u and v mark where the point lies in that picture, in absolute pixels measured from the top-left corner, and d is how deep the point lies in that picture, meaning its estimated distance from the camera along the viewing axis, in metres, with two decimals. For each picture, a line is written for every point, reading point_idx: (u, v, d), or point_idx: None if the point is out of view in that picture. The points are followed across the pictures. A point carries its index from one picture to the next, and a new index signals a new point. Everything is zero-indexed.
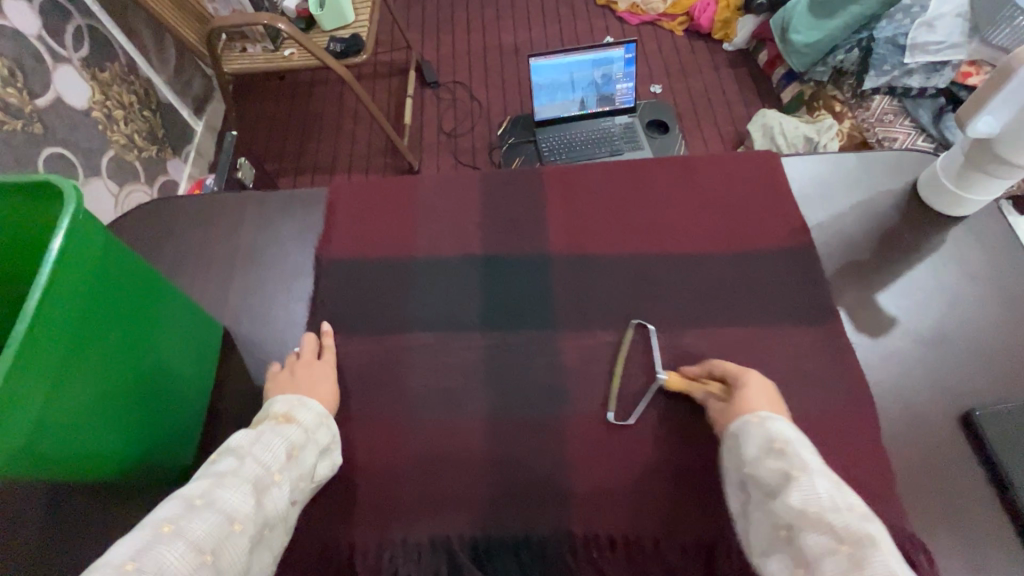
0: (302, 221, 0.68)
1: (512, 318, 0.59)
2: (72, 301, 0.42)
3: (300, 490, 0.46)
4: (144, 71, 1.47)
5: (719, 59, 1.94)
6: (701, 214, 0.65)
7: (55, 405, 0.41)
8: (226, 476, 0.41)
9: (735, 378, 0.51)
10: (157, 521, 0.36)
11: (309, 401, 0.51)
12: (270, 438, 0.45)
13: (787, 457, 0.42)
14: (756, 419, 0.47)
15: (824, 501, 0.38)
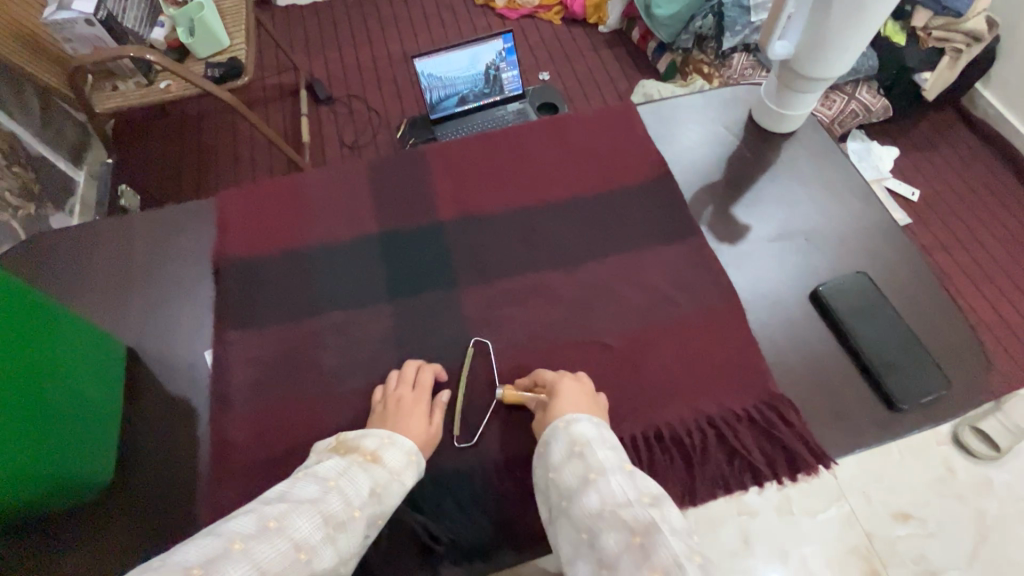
0: (193, 230, 0.68)
1: (418, 286, 0.63)
2: None
3: (372, 528, 0.46)
4: (7, 124, 1.37)
5: (597, 41, 2.06)
6: (571, 168, 0.72)
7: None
8: (304, 505, 0.42)
9: (553, 388, 0.53)
10: (233, 533, 0.38)
11: (401, 438, 0.51)
12: (355, 475, 0.46)
13: (586, 461, 0.45)
14: (565, 426, 0.49)
15: (621, 498, 0.41)
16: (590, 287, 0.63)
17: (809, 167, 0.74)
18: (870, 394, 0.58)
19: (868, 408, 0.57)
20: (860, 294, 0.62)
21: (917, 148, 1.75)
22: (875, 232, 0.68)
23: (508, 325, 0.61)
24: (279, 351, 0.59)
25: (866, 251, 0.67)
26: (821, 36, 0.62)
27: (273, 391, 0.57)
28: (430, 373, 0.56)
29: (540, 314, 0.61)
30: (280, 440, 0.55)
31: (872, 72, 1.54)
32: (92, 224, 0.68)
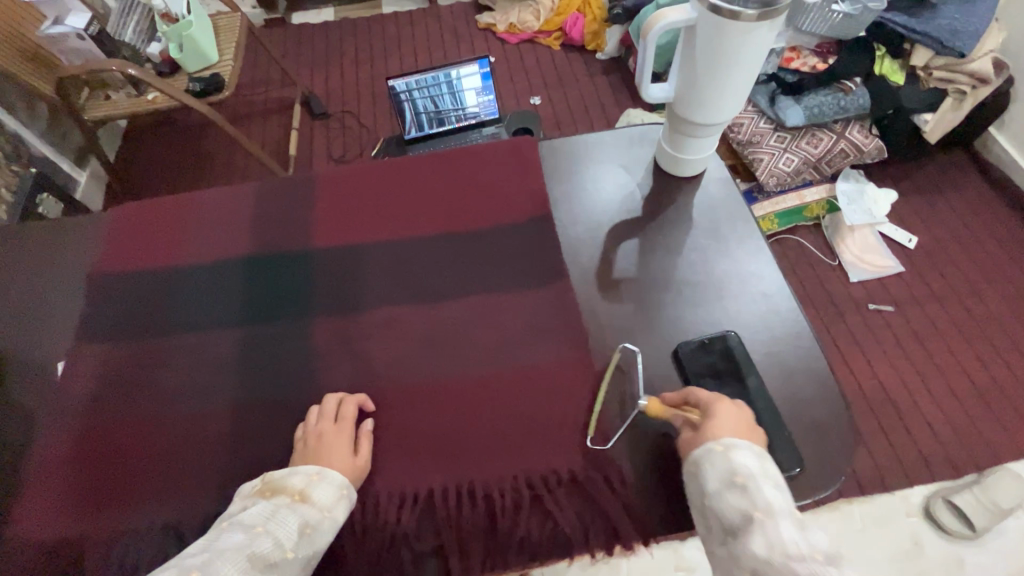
0: (81, 243, 0.71)
1: (270, 313, 0.63)
2: None
3: (307, 570, 0.45)
4: (13, 127, 1.48)
5: (594, 67, 2.06)
6: (452, 202, 0.71)
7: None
8: (228, 554, 0.41)
9: (706, 404, 0.50)
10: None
11: (331, 473, 0.50)
12: (287, 515, 0.45)
13: (747, 494, 0.41)
14: (721, 449, 0.45)
15: (788, 547, 0.37)
16: (440, 326, 0.62)
17: (704, 215, 0.70)
18: None
19: None
20: (720, 356, 0.59)
21: (921, 191, 1.63)
22: (756, 290, 0.64)
23: (347, 359, 0.60)
24: (121, 367, 0.60)
25: (741, 310, 0.63)
26: (692, 83, 0.59)
27: (107, 406, 0.58)
28: (353, 404, 0.55)
29: (381, 350, 0.60)
30: (98, 456, 0.55)
31: (864, 110, 1.45)
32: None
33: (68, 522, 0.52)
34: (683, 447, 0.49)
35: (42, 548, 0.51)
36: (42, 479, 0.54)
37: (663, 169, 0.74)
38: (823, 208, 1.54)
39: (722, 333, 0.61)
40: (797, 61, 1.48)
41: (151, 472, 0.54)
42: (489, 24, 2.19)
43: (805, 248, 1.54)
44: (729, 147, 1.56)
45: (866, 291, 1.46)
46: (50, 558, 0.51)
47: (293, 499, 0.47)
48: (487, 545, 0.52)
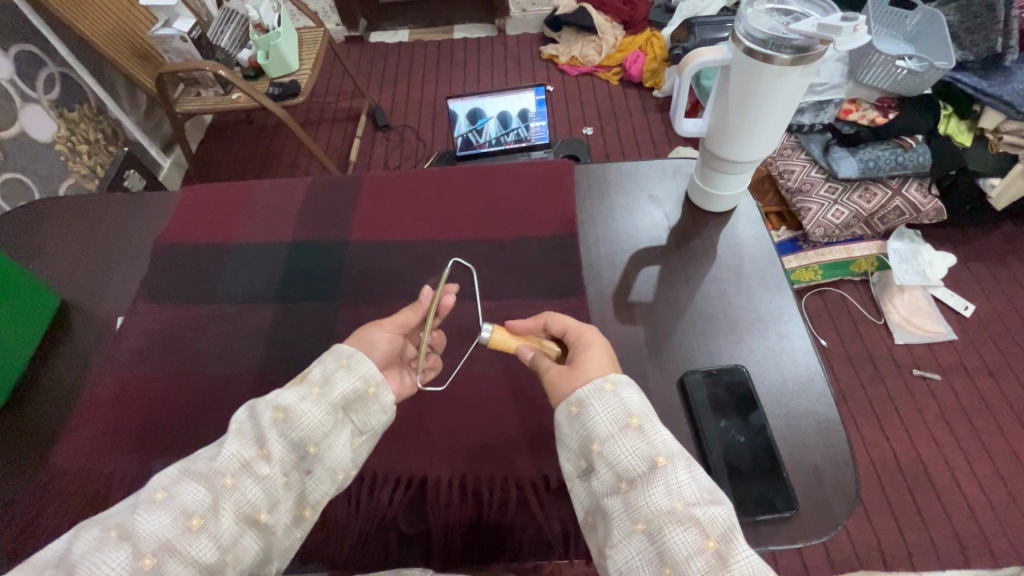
0: (152, 214, 0.80)
1: (303, 295, 0.68)
2: None
3: (305, 457, 0.46)
4: (114, 113, 1.69)
5: (649, 104, 2.09)
6: (484, 213, 0.75)
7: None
8: (197, 466, 0.43)
9: (573, 336, 0.55)
10: (122, 515, 0.40)
11: (332, 348, 0.51)
12: (264, 409, 0.46)
13: (644, 439, 0.45)
14: (608, 387, 0.49)
15: (686, 492, 0.42)
16: (456, 327, 0.65)
17: (728, 250, 0.71)
18: None
19: None
20: (724, 388, 0.59)
21: (983, 260, 1.54)
22: (770, 329, 0.64)
23: None
24: (168, 326, 0.67)
25: (752, 346, 0.63)
26: (724, 123, 0.61)
27: (149, 360, 0.64)
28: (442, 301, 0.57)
29: None
30: (137, 401, 0.62)
31: (924, 168, 1.37)
32: (87, 199, 0.83)
33: (102, 458, 0.58)
34: (558, 384, 0.51)
35: (77, 479, 0.57)
36: (87, 415, 0.61)
37: (691, 203, 0.75)
38: (872, 265, 1.48)
39: (731, 365, 0.61)
40: (857, 113, 1.43)
41: (178, 423, 0.59)
42: (551, 55, 2.27)
43: (848, 302, 1.48)
44: (777, 194, 1.50)
45: (910, 356, 1.39)
46: (82, 487, 0.57)
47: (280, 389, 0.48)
48: (470, 539, 0.54)
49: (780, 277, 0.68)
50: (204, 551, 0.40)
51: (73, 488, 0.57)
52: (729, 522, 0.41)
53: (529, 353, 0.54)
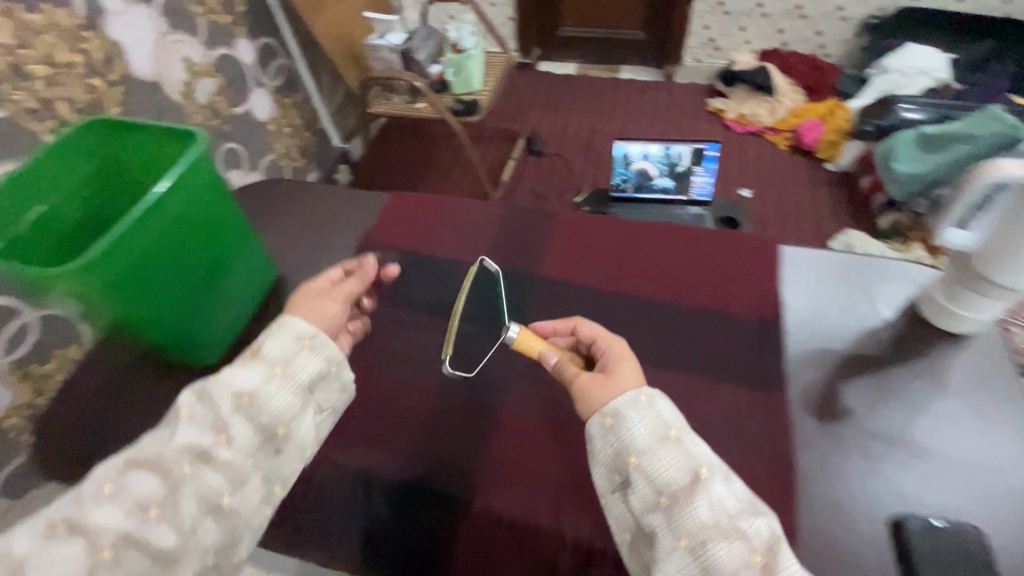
0: (361, 212, 0.87)
1: (487, 320, 0.71)
2: (173, 208, 0.59)
3: (269, 437, 0.52)
4: (315, 103, 1.90)
5: (819, 176, 1.95)
6: (679, 276, 0.72)
7: (149, 264, 0.58)
8: (141, 456, 0.47)
9: (602, 344, 0.59)
10: (103, 477, 0.46)
11: (292, 322, 0.56)
12: (216, 388, 0.51)
13: (682, 451, 0.48)
14: (644, 400, 0.52)
15: (729, 506, 0.46)
16: None
17: (961, 380, 0.62)
18: None
19: None
20: (947, 545, 0.50)
21: None
22: (1009, 487, 0.55)
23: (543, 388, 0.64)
24: (362, 320, 0.72)
25: (981, 501, 0.54)
26: (1010, 235, 0.57)
27: (342, 351, 0.69)
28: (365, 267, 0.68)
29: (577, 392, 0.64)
30: None
31: None
32: (306, 187, 0.92)
33: None
34: (589, 390, 0.54)
35: None
36: None
37: (917, 315, 0.67)
38: None
39: (956, 520, 0.53)
40: None
41: (360, 418, 0.63)
42: (718, 109, 2.20)
43: None
44: None
45: None
46: None
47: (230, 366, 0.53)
48: None
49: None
50: (179, 522, 0.45)
51: None
52: (773, 533, 0.45)
53: (552, 359, 0.58)
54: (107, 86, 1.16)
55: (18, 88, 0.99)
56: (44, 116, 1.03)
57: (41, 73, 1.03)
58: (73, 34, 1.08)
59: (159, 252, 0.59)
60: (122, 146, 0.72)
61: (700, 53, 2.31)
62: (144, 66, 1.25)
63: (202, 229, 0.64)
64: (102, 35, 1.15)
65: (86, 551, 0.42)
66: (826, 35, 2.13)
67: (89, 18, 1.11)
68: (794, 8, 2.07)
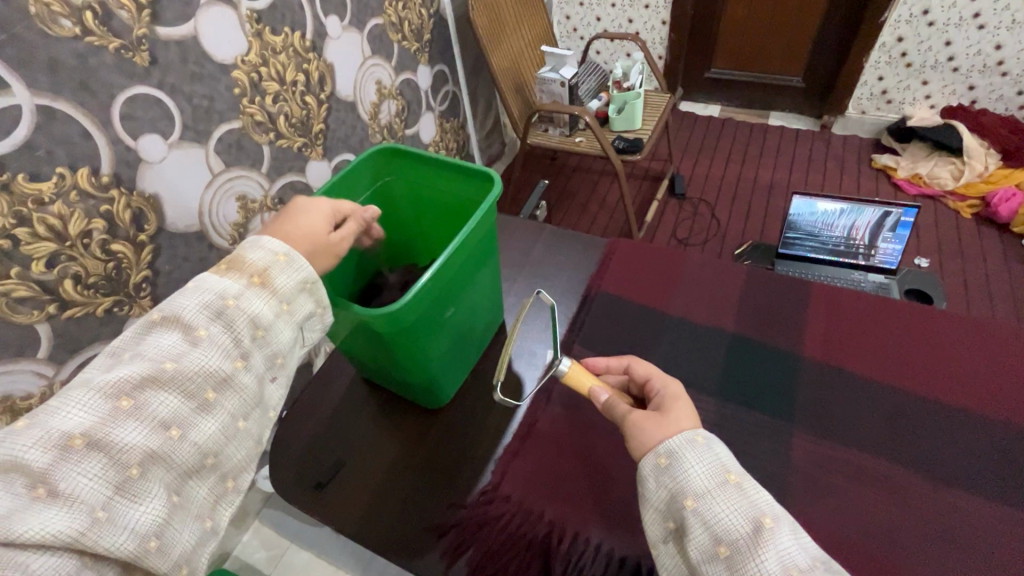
0: (579, 258, 0.85)
1: (740, 399, 0.64)
2: (468, 247, 0.62)
3: (272, 367, 0.52)
4: (468, 129, 1.92)
5: (1013, 252, 1.71)
6: (979, 385, 0.63)
7: (430, 311, 0.61)
8: (163, 372, 0.44)
9: (656, 380, 0.54)
10: (117, 388, 0.42)
11: (266, 240, 0.53)
12: (236, 311, 0.49)
13: (744, 497, 0.43)
14: (700, 441, 0.47)
15: (798, 559, 0.40)
16: (963, 519, 0.54)
17: None
18: None
19: None
20: None
21: None
22: None
23: (830, 492, 0.56)
24: None
25: None
26: None
27: (587, 411, 0.65)
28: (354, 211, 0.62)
29: (868, 505, 0.55)
30: (575, 449, 0.61)
31: None
32: (518, 226, 0.92)
33: (544, 501, 0.58)
34: (643, 427, 0.49)
35: (517, 513, 0.57)
36: (527, 446, 0.62)
37: None
38: None
39: None
40: None
41: (624, 495, 0.57)
42: (886, 166, 2.00)
43: None
44: None
45: None
46: (526, 527, 0.56)
47: (215, 278, 0.50)
48: None
49: None
50: (201, 438, 0.45)
51: (510, 519, 0.57)
52: None
53: (603, 397, 0.52)
54: (317, 103, 1.11)
55: (253, 102, 0.95)
56: (266, 128, 0.99)
57: (272, 90, 0.98)
58: (301, 54, 1.05)
59: (437, 300, 0.61)
60: (403, 174, 0.74)
61: (867, 104, 2.13)
62: (347, 87, 1.21)
63: (469, 276, 0.65)
64: (321, 57, 1.11)
65: (110, 464, 0.40)
66: None
67: (316, 41, 1.08)
68: (994, 63, 1.86)
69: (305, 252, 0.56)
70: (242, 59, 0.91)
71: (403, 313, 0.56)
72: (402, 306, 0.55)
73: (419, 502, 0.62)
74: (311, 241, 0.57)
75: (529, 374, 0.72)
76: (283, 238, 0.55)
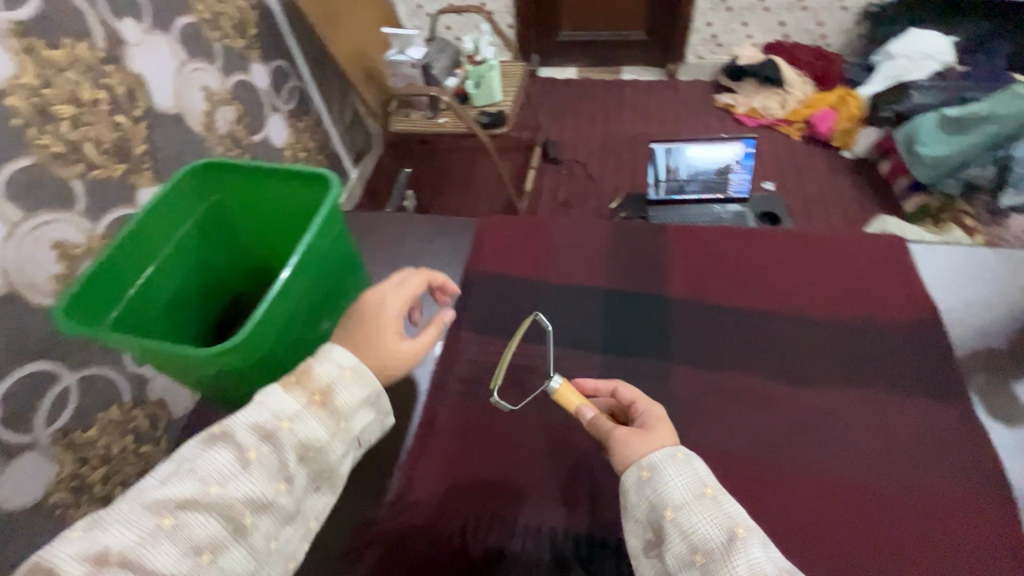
0: (453, 243, 0.83)
1: (623, 347, 0.68)
2: (315, 260, 0.56)
3: (317, 481, 0.50)
4: (326, 126, 1.78)
5: (836, 164, 1.97)
6: (816, 288, 0.71)
7: (288, 334, 0.56)
8: (210, 492, 0.44)
9: (643, 404, 0.54)
10: (164, 505, 0.43)
11: (336, 352, 0.52)
12: (287, 434, 0.47)
13: (720, 509, 0.44)
14: (681, 457, 0.48)
15: (765, 568, 0.41)
16: (818, 409, 0.61)
17: None
18: None
19: None
20: None
21: None
22: None
23: (710, 415, 0.61)
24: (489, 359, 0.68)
25: None
26: None
27: (485, 396, 0.64)
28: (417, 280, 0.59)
29: (742, 418, 0.61)
30: (478, 436, 0.61)
31: None
32: (385, 221, 0.88)
33: (456, 495, 0.57)
34: (629, 443, 0.49)
35: (430, 515, 0.56)
36: (429, 445, 0.61)
37: None
38: None
39: None
40: None
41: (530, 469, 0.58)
42: (727, 104, 2.20)
43: None
44: None
45: None
46: (440, 525, 0.55)
47: (279, 394, 0.49)
48: None
49: None
50: (230, 564, 0.43)
51: (425, 525, 0.55)
52: None
53: (590, 415, 0.52)
54: (133, 122, 0.95)
55: (44, 130, 0.78)
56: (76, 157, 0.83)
57: (69, 112, 0.83)
58: (95, 68, 0.89)
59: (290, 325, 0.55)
60: (232, 190, 0.67)
61: (702, 49, 2.31)
62: (166, 98, 1.06)
63: (327, 289, 0.61)
64: (123, 67, 0.96)
65: None
66: (828, 25, 2.15)
67: (109, 50, 0.93)
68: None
69: (370, 359, 0.54)
70: (16, 82, 0.76)
71: (252, 345, 0.51)
72: (242, 339, 0.49)
73: (327, 532, 0.58)
74: (382, 346, 0.54)
75: (421, 372, 0.70)
76: (348, 345, 0.54)
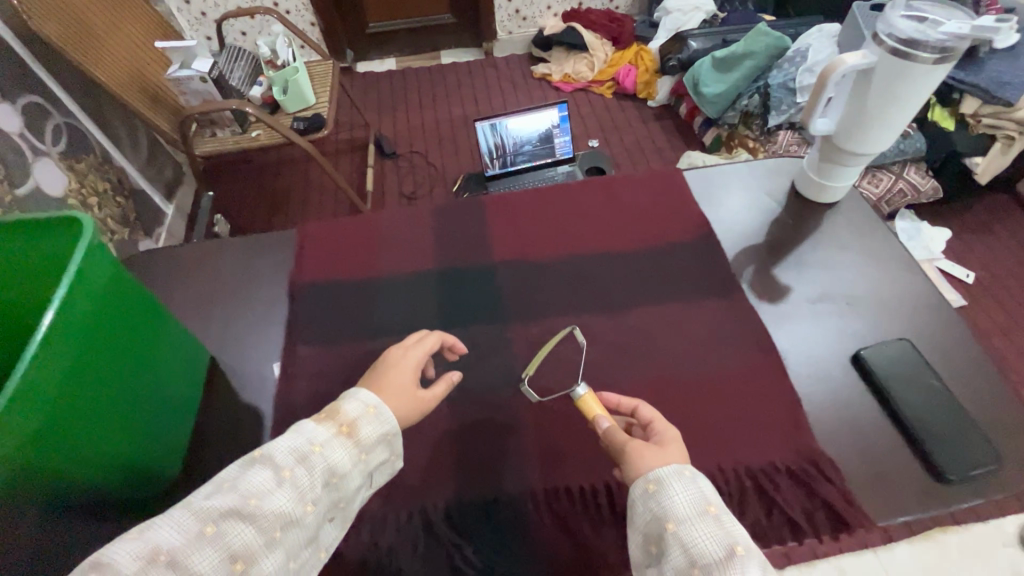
0: (275, 259, 0.79)
1: (462, 322, 0.70)
2: (78, 320, 0.48)
3: (333, 510, 0.46)
4: (118, 162, 1.56)
5: (646, 113, 2.19)
6: (618, 227, 0.79)
7: (75, 409, 0.47)
8: (249, 504, 0.40)
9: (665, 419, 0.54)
10: (207, 513, 0.39)
11: (361, 391, 0.50)
12: (319, 458, 0.44)
13: (721, 526, 0.43)
14: (686, 474, 0.47)
15: None
16: (636, 330, 0.68)
17: (835, 239, 0.78)
18: (893, 448, 0.59)
19: (891, 468, 0.57)
20: (879, 354, 0.65)
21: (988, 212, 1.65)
22: (899, 302, 0.71)
23: (548, 361, 0.66)
24: (331, 367, 0.66)
25: (890, 324, 0.69)
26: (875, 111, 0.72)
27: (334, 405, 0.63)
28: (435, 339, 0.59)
29: (575, 356, 0.67)
30: None
31: (922, 153, 1.48)
32: (195, 253, 0.80)
33: None
34: (640, 456, 0.49)
35: None
36: None
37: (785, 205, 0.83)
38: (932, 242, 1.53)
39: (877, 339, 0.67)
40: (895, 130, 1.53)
41: None
42: (544, 74, 2.32)
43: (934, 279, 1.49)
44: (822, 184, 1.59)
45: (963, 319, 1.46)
46: None
47: (310, 424, 0.46)
48: None
49: (888, 262, 0.75)
50: None
51: None
52: None
53: (605, 425, 0.53)
54: None
55: None
56: None
57: None
58: None
59: (71, 399, 0.47)
60: None
61: (510, 25, 2.40)
62: None
63: (113, 347, 0.53)
64: None
65: None
66: None
67: None
68: None
69: (396, 403, 0.52)
70: None
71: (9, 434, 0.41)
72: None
73: None
74: (403, 393, 0.53)
75: (262, 401, 0.66)
76: (373, 388, 0.52)
